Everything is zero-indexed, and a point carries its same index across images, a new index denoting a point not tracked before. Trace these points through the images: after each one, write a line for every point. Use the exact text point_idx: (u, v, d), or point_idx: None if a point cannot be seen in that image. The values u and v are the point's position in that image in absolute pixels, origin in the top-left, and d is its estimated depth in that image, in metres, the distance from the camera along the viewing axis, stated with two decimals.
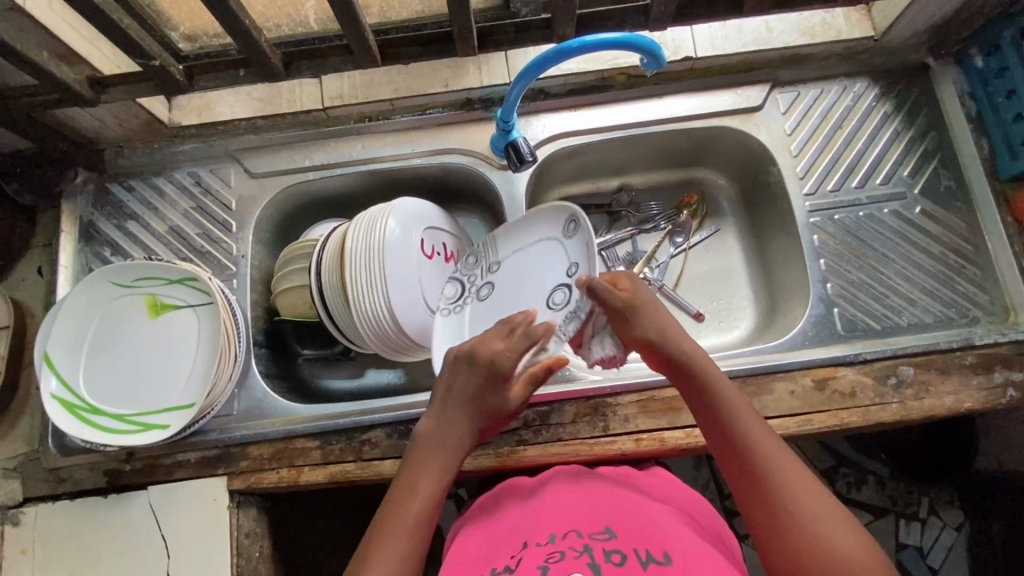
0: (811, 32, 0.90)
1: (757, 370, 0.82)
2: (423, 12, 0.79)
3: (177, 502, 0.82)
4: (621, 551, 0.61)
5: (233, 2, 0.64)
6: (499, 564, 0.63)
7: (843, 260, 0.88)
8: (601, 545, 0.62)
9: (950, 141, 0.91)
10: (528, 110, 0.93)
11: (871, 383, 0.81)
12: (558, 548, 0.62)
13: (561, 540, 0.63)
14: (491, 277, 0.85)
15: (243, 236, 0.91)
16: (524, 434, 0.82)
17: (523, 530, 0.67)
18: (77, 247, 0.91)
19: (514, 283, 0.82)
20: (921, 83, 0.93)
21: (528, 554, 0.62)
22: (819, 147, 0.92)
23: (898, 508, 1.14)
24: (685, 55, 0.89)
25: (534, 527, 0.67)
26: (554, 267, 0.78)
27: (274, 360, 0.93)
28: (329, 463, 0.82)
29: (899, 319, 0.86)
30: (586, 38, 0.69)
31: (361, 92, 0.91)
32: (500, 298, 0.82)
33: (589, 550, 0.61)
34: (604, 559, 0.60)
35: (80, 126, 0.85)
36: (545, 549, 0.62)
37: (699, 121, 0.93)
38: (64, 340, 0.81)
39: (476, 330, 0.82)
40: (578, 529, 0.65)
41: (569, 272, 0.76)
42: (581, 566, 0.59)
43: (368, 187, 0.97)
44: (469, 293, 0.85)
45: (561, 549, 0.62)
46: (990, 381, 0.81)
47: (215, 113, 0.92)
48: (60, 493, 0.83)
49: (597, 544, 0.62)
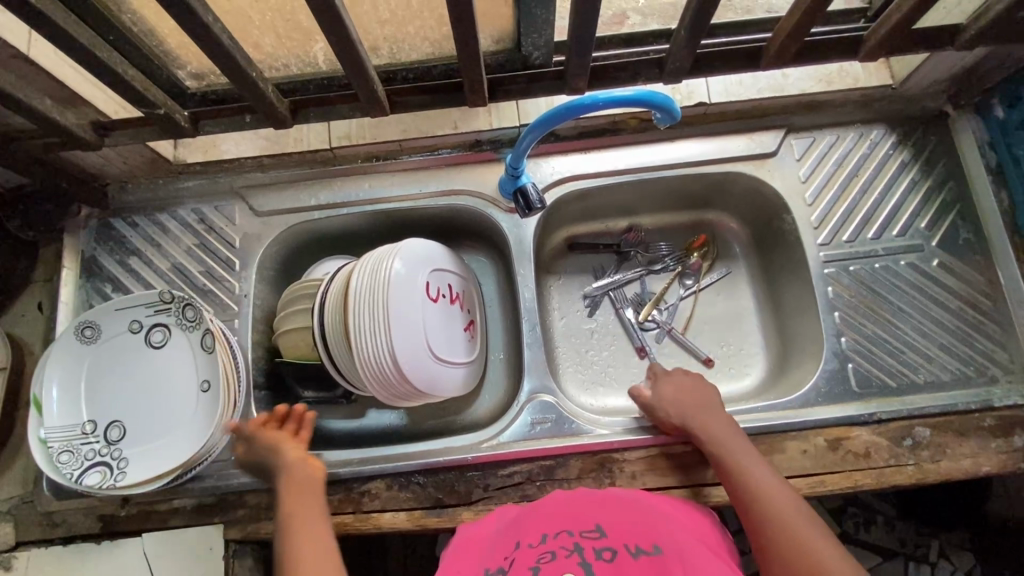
0: (827, 79, 0.89)
1: (770, 427, 0.80)
2: (433, 53, 0.78)
3: (171, 550, 0.80)
4: (612, 547, 0.56)
5: (239, 56, 0.64)
6: (490, 567, 0.58)
7: (859, 313, 0.86)
8: (590, 544, 0.56)
9: (970, 193, 0.89)
10: (536, 152, 0.91)
11: (886, 444, 0.80)
12: (550, 548, 0.57)
13: (552, 540, 0.58)
14: (102, 431, 0.79)
15: (246, 275, 0.90)
16: (528, 489, 0.80)
17: (512, 536, 0.62)
18: (78, 283, 0.90)
19: (110, 404, 0.80)
20: (939, 131, 0.91)
21: (520, 554, 0.57)
22: (834, 195, 0.90)
23: (907, 550, 1.07)
24: (698, 100, 0.88)
25: (524, 533, 0.61)
26: (121, 364, 0.81)
27: (275, 402, 0.91)
28: (328, 514, 0.80)
29: (916, 377, 0.83)
30: (599, 95, 0.69)
31: (369, 132, 0.91)
32: (136, 422, 0.79)
33: (580, 550, 0.56)
34: (594, 557, 0.55)
35: (84, 164, 0.84)
36: (537, 548, 0.57)
37: (713, 166, 0.91)
38: (55, 382, 0.79)
39: (173, 432, 0.79)
40: (569, 530, 0.59)
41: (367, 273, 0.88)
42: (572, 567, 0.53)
43: (375, 225, 0.95)
44: (101, 458, 0.78)
45: (551, 549, 0.56)
46: (1009, 445, 0.79)
47: (221, 151, 0.92)
48: (54, 538, 0.82)
49: (588, 543, 0.57)
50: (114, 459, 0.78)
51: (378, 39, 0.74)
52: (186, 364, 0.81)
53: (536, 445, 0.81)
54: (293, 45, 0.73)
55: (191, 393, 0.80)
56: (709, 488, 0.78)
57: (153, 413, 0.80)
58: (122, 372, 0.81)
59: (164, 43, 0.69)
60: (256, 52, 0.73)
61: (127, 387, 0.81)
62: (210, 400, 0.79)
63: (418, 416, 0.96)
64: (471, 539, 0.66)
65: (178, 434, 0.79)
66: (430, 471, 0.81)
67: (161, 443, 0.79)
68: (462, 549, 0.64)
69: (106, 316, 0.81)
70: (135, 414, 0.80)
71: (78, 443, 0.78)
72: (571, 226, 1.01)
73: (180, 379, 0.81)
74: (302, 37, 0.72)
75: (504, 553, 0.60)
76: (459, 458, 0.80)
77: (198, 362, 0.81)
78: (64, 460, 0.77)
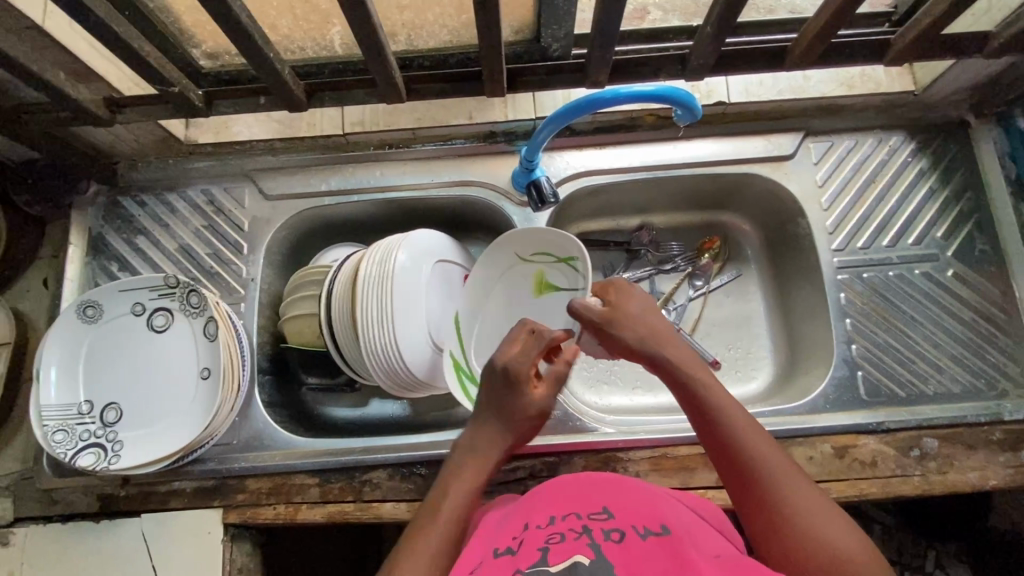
0: (849, 82, 0.87)
1: (777, 432, 0.80)
2: (452, 42, 0.77)
3: (171, 533, 0.80)
4: (620, 529, 0.54)
5: (258, 36, 0.63)
6: (498, 545, 0.56)
7: (870, 321, 0.85)
8: (599, 526, 0.55)
9: (988, 204, 0.88)
10: (550, 146, 0.90)
11: (893, 453, 0.79)
12: (559, 530, 0.55)
13: (561, 522, 0.56)
14: (97, 414, 0.78)
15: (253, 259, 0.89)
16: (530, 485, 0.79)
17: (520, 517, 0.61)
18: (85, 260, 0.89)
19: (106, 387, 0.79)
20: (960, 140, 0.90)
21: (528, 536, 0.56)
22: (850, 201, 0.89)
23: (904, 560, 1.06)
24: (718, 99, 0.87)
25: (532, 513, 0.60)
26: (119, 348, 0.81)
27: (279, 387, 0.91)
28: (328, 502, 0.80)
29: (925, 388, 0.83)
30: (620, 89, 0.68)
31: (383, 119, 0.90)
32: (132, 406, 0.79)
33: (588, 532, 0.54)
34: (604, 538, 0.53)
35: (95, 140, 0.83)
36: (545, 530, 0.56)
37: (729, 167, 0.89)
38: (58, 360, 0.78)
39: (169, 417, 0.78)
40: (577, 513, 0.58)
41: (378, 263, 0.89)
42: (582, 547, 0.51)
43: (384, 214, 0.95)
44: (96, 440, 0.77)
45: (560, 531, 0.55)
46: (1017, 459, 0.78)
47: (233, 132, 0.90)
48: (53, 515, 0.81)
49: (597, 525, 0.55)
50: (109, 441, 0.77)
51: (396, 25, 0.73)
52: (186, 349, 0.81)
53: (540, 441, 0.80)
54: (310, 27, 0.72)
55: (190, 378, 0.80)
56: (713, 491, 0.78)
57: (149, 399, 0.79)
58: (119, 356, 0.80)
59: (180, 20, 0.68)
60: (272, 33, 0.72)
61: (129, 367, 0.80)
62: (208, 388, 0.78)
63: (421, 407, 0.95)
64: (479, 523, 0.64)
65: (176, 419, 0.78)
66: (433, 463, 0.80)
67: (157, 428, 0.78)
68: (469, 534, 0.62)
69: (109, 297, 0.81)
70: (131, 398, 0.79)
71: (75, 423, 0.77)
72: (581, 223, 1.00)
73: (179, 365, 0.80)
74: (319, 19, 0.71)
75: (512, 532, 0.58)
76: None
77: (198, 349, 0.80)
78: (58, 439, 0.76)
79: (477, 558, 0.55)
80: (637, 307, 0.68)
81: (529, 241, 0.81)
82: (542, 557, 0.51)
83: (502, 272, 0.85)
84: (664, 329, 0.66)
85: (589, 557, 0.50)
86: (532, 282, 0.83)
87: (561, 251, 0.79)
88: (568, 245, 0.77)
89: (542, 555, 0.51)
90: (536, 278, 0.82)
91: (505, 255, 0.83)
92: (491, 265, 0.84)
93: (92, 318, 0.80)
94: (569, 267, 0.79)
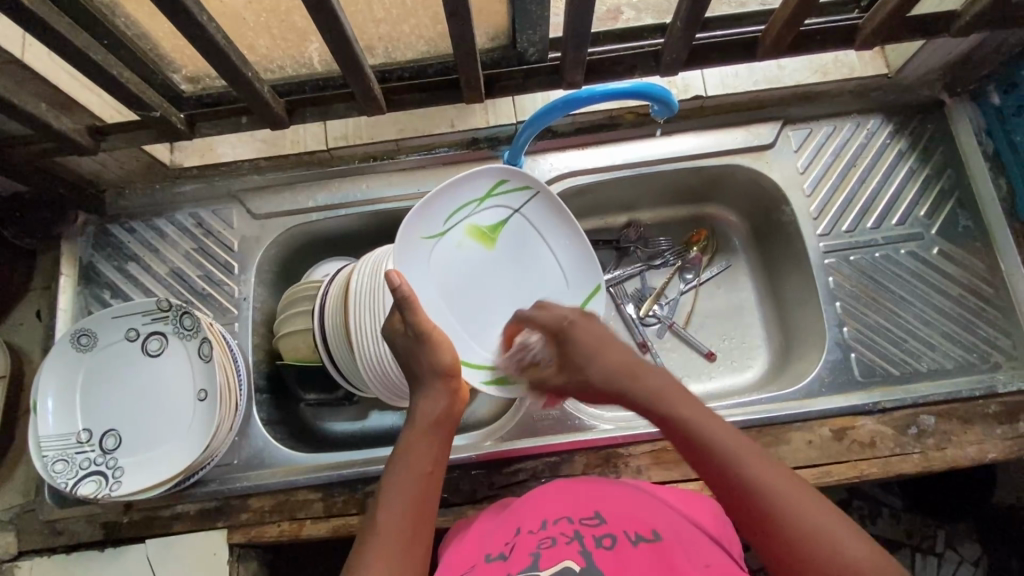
0: (823, 69, 0.89)
1: (775, 419, 0.80)
2: (429, 52, 0.78)
3: (175, 556, 0.79)
4: (612, 534, 0.54)
5: (235, 56, 0.63)
6: (490, 551, 0.57)
7: (860, 302, 0.86)
8: (590, 531, 0.55)
9: (968, 180, 0.89)
10: (535, 149, 0.90)
11: (891, 432, 0.80)
12: (551, 534, 0.55)
13: (553, 526, 0.57)
14: (94, 442, 0.78)
15: (245, 278, 0.90)
16: (533, 487, 0.80)
17: (513, 523, 0.61)
18: (77, 289, 0.89)
19: (103, 416, 0.79)
20: (937, 119, 0.91)
21: (521, 541, 0.56)
22: (832, 186, 0.90)
23: (914, 542, 1.04)
24: (695, 94, 0.88)
25: (524, 519, 0.60)
26: (115, 376, 0.81)
27: (276, 405, 0.91)
28: (332, 516, 0.80)
29: (919, 365, 0.83)
30: (595, 88, 0.69)
31: (367, 133, 0.91)
32: (131, 432, 0.79)
33: (580, 537, 0.54)
34: (595, 544, 0.53)
35: (81, 169, 0.84)
36: (537, 535, 0.56)
37: (712, 159, 0.90)
38: (55, 390, 0.79)
39: (167, 441, 0.78)
40: (569, 517, 0.58)
41: (332, 277, 0.85)
42: (572, 553, 0.51)
43: (373, 226, 0.95)
44: (94, 467, 0.77)
45: (552, 535, 0.55)
46: (1014, 431, 0.79)
47: (217, 154, 0.91)
48: (56, 546, 0.81)
49: (588, 530, 0.55)
50: (109, 467, 0.77)
51: (373, 39, 0.74)
52: (181, 370, 0.81)
53: (539, 443, 0.80)
54: (288, 46, 0.73)
55: (188, 399, 0.80)
56: None
57: (147, 423, 0.79)
58: (114, 383, 0.81)
59: (158, 47, 0.69)
60: (250, 54, 0.73)
61: (125, 393, 0.80)
62: (205, 410, 0.78)
63: None
64: (474, 531, 0.64)
65: (174, 442, 0.78)
66: None
67: (157, 453, 0.78)
68: (463, 542, 0.62)
69: (102, 324, 0.81)
70: (129, 424, 0.79)
71: (75, 451, 0.78)
72: None
73: (176, 388, 0.80)
74: (296, 37, 0.71)
75: (504, 538, 0.59)
76: (461, 457, 0.80)
77: (195, 370, 0.80)
78: (59, 469, 0.76)
79: (469, 563, 0.56)
80: (567, 339, 0.68)
81: (437, 205, 0.74)
82: (533, 563, 0.51)
83: (431, 258, 0.74)
84: (603, 350, 0.66)
85: (579, 564, 0.50)
86: (471, 240, 0.76)
87: (481, 186, 0.76)
88: (489, 176, 0.76)
89: (534, 561, 0.51)
90: (472, 232, 0.76)
91: (420, 241, 0.73)
92: (417, 258, 0.73)
93: (85, 346, 0.80)
94: (496, 198, 0.77)
